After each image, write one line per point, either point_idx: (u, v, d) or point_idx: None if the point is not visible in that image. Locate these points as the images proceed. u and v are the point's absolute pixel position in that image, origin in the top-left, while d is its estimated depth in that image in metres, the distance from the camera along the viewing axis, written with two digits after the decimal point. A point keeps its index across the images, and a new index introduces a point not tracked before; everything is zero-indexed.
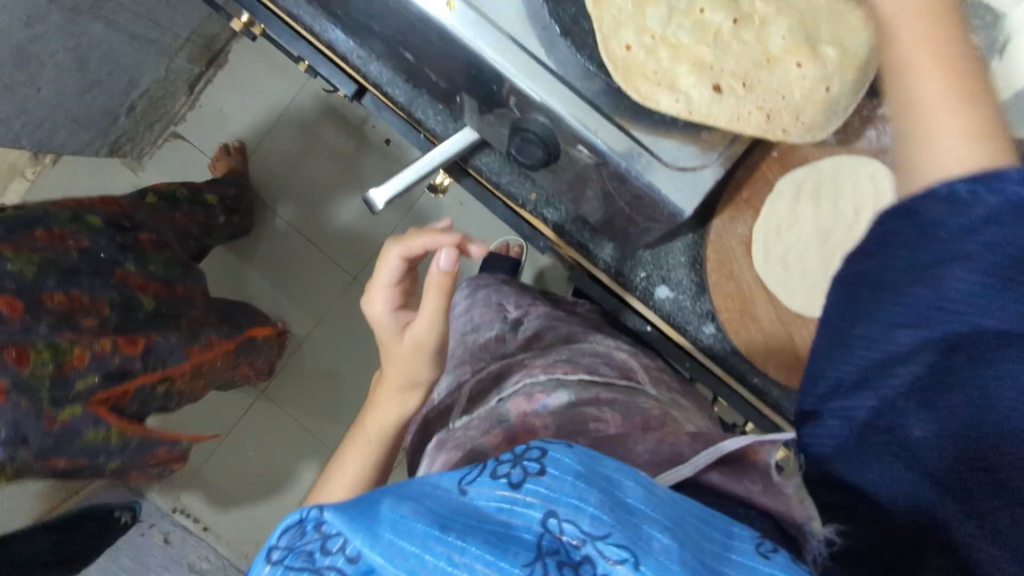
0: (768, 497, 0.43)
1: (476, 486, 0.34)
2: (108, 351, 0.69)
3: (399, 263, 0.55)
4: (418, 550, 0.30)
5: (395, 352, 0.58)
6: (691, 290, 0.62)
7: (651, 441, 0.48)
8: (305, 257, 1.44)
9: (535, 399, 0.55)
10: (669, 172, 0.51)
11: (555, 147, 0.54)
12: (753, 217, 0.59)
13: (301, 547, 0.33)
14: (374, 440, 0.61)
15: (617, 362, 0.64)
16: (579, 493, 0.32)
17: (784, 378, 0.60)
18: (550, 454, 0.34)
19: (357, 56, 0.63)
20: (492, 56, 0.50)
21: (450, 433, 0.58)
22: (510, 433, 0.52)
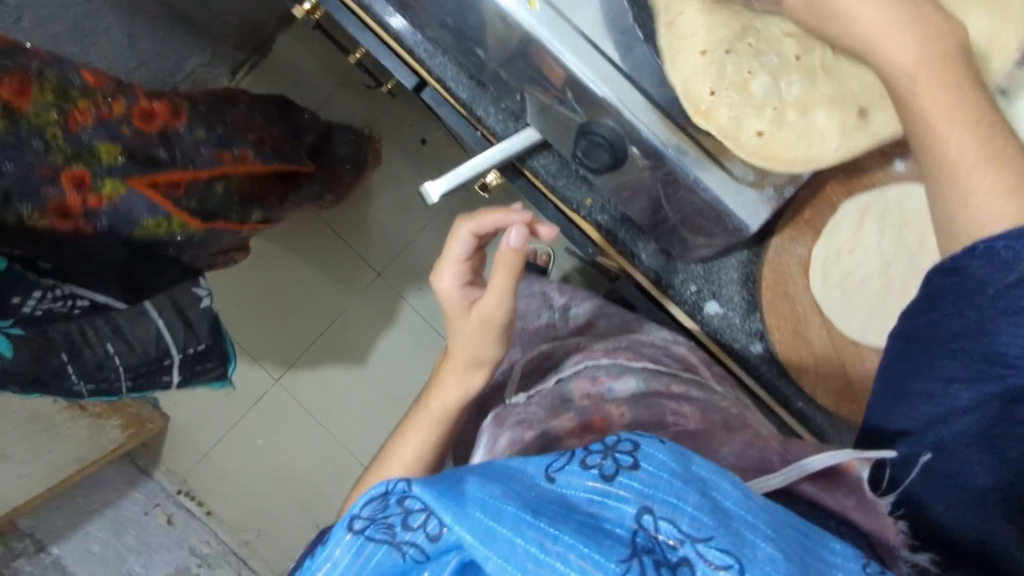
0: (861, 513, 0.39)
1: (565, 474, 0.32)
2: (119, 117, 0.66)
3: (469, 239, 0.54)
4: (510, 533, 0.29)
5: (462, 327, 0.56)
6: (742, 308, 0.61)
7: (737, 444, 0.45)
8: (333, 248, 1.44)
9: (600, 383, 0.56)
10: (739, 186, 0.51)
11: (621, 153, 0.53)
12: (813, 238, 0.58)
13: (382, 519, 0.34)
14: (434, 419, 0.59)
15: (679, 354, 0.62)
16: (676, 491, 0.30)
17: (833, 405, 0.59)
18: (644, 448, 0.32)
19: (423, 50, 0.63)
20: (571, 58, 0.50)
21: (510, 407, 0.55)
22: (584, 420, 0.50)
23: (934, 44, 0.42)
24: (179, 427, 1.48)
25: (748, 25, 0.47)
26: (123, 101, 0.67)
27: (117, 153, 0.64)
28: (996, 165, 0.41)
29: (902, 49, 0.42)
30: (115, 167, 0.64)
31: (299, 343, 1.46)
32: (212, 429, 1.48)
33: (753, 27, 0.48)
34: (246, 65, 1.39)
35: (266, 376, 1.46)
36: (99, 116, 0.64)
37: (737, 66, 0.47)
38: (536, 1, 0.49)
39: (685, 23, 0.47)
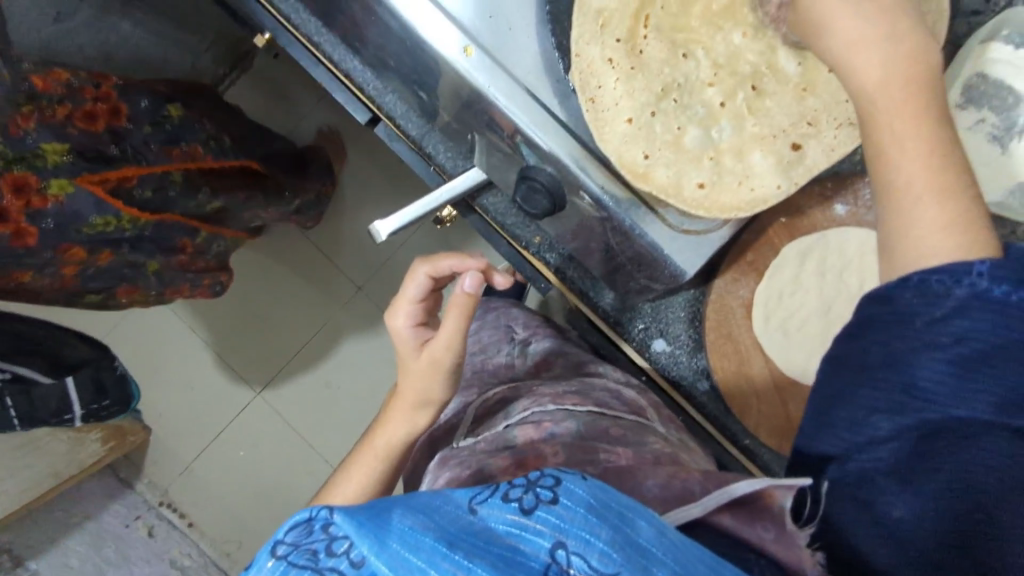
0: (779, 547, 0.39)
1: (487, 508, 0.33)
2: (66, 118, 0.64)
3: (425, 279, 0.57)
4: (424, 565, 0.30)
5: (411, 366, 0.58)
6: (688, 346, 0.62)
7: (661, 476, 0.47)
8: (314, 263, 1.45)
9: (544, 427, 0.56)
10: (674, 233, 0.51)
11: (559, 197, 0.53)
12: (756, 280, 0.58)
13: (305, 545, 0.32)
14: (378, 453, 0.60)
15: (628, 398, 0.63)
16: (589, 526, 0.31)
17: (776, 445, 0.59)
18: (564, 483, 0.33)
19: (373, 87, 0.63)
20: (506, 102, 0.50)
21: (458, 450, 0.58)
22: (520, 458, 0.52)
23: (914, 68, 0.38)
24: (162, 438, 1.51)
25: (672, 80, 0.47)
26: (69, 104, 0.65)
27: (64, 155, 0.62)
28: (945, 197, 0.37)
29: (871, 67, 0.38)
30: (62, 166, 0.62)
31: (280, 360, 1.47)
32: (193, 441, 1.50)
33: (675, 84, 0.47)
34: (225, 81, 1.39)
35: (247, 392, 1.48)
36: (41, 120, 0.62)
37: (665, 122, 0.47)
38: (473, 49, 0.50)
39: (606, 96, 0.46)
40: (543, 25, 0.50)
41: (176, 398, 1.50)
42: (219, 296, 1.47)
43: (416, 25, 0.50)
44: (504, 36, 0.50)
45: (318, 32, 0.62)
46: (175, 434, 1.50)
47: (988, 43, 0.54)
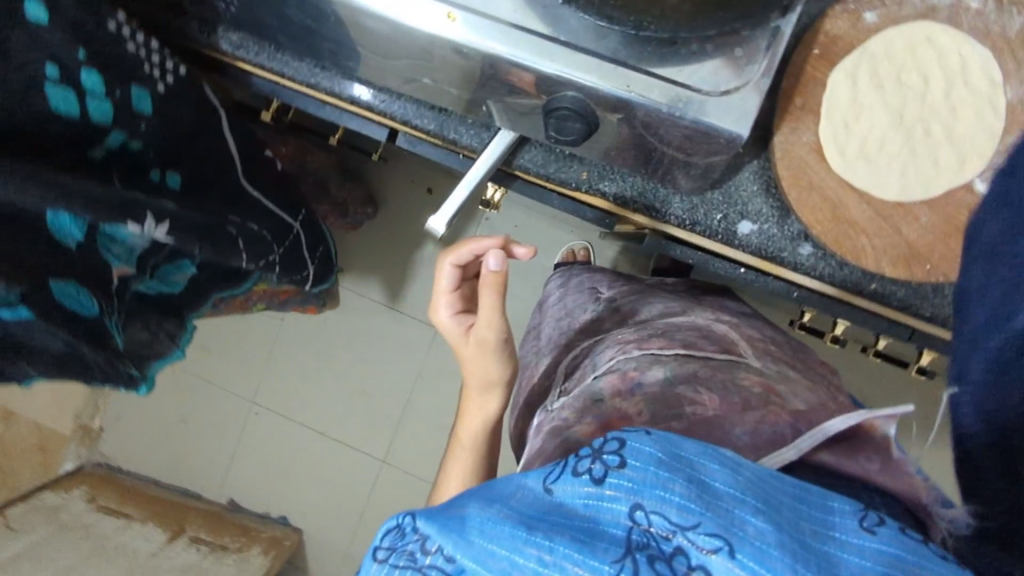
0: (885, 474, 0.43)
1: (562, 484, 0.37)
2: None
3: (452, 269, 0.61)
4: (509, 553, 0.34)
5: (466, 352, 0.63)
6: (774, 217, 0.59)
7: (749, 422, 0.48)
8: (388, 320, 1.49)
9: (630, 377, 0.56)
10: (714, 99, 0.50)
11: (592, 117, 0.53)
12: (815, 120, 0.56)
13: (403, 547, 0.38)
14: (465, 445, 0.67)
15: (718, 334, 0.66)
16: (662, 484, 0.35)
17: (906, 273, 0.56)
18: (630, 444, 0.37)
19: (380, 101, 0.64)
20: (504, 49, 0.50)
21: (550, 415, 0.61)
22: (603, 421, 0.52)
23: None
24: (313, 532, 1.55)
25: None
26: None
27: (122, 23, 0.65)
28: None
29: None
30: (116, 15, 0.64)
31: (387, 423, 1.50)
32: (341, 525, 1.54)
33: None
34: None
35: (370, 463, 1.51)
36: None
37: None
38: (456, 13, 0.50)
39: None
40: None
41: (306, 491, 1.55)
42: (318, 378, 1.53)
43: (387, 12, 0.50)
44: None
45: (314, 72, 0.64)
46: (323, 523, 1.55)
47: None
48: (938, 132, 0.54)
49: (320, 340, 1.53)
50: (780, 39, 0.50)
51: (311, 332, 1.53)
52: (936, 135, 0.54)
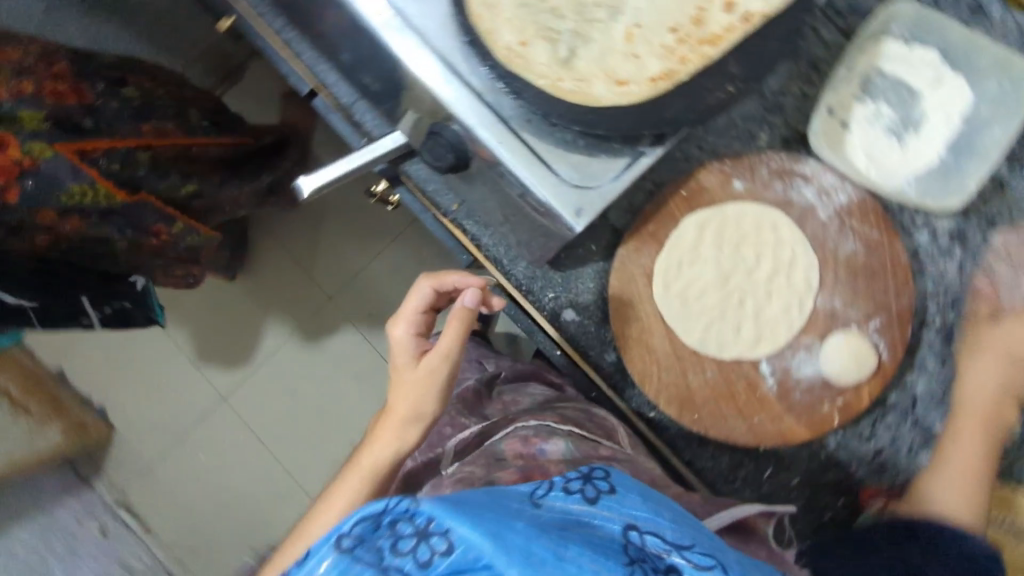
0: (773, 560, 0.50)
1: (551, 500, 0.39)
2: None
3: (428, 291, 0.63)
4: (525, 543, 0.31)
5: (407, 378, 0.61)
6: (596, 317, 0.64)
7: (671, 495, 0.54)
8: (290, 277, 1.45)
9: (532, 443, 0.60)
10: (566, 188, 0.53)
11: (464, 155, 0.56)
12: (657, 250, 0.60)
13: (371, 540, 0.32)
14: (363, 468, 0.61)
15: (604, 422, 0.63)
16: (652, 510, 0.39)
17: (675, 414, 0.61)
18: (613, 475, 0.43)
19: (308, 54, 0.66)
20: (411, 61, 0.51)
21: (444, 478, 0.59)
22: (525, 473, 0.54)
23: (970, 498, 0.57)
24: (130, 444, 1.51)
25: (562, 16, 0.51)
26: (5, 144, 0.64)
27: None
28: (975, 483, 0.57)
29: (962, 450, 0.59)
30: (39, 132, 0.65)
31: (247, 367, 1.46)
32: (160, 444, 1.49)
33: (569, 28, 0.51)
34: None
35: (212, 397, 1.48)
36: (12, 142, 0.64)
37: (551, 67, 0.50)
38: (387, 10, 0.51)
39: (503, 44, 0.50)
40: None
41: (143, 401, 1.51)
42: (202, 302, 1.49)
43: None
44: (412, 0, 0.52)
45: (262, 6, 0.65)
46: (167, 462, 1.49)
47: (886, 38, 0.61)
48: (751, 308, 0.59)
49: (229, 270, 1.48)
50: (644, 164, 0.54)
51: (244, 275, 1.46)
52: (748, 309, 0.59)
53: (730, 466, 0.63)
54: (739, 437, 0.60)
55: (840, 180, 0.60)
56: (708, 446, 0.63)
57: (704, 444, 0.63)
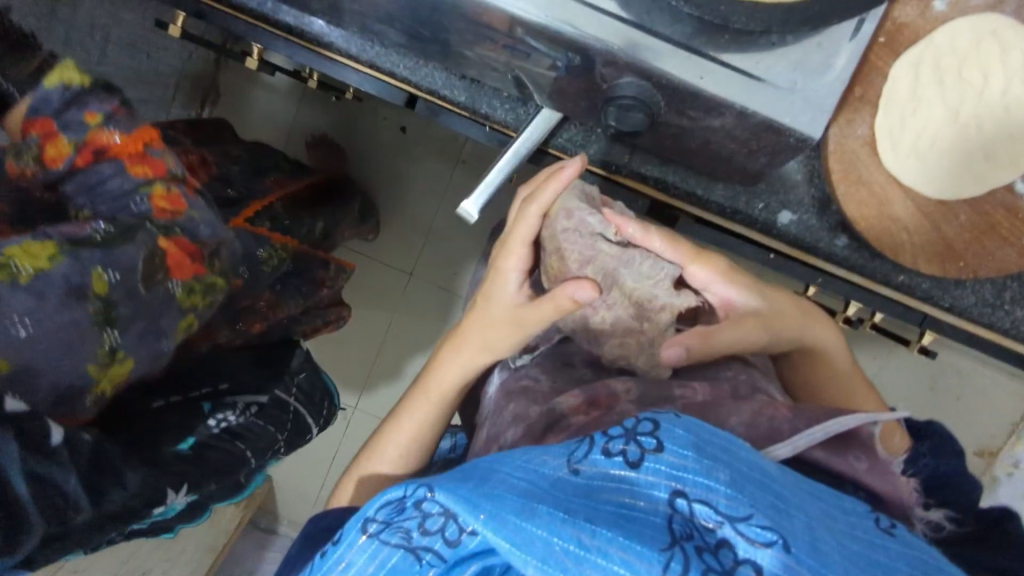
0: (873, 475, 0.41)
1: (589, 465, 0.35)
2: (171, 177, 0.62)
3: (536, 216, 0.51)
4: (545, 534, 0.31)
5: (493, 317, 0.55)
6: (815, 207, 0.59)
7: (745, 412, 0.44)
8: (368, 269, 1.39)
9: (602, 347, 0.56)
10: (787, 97, 0.47)
11: (654, 104, 0.49)
12: (872, 112, 0.54)
13: (398, 522, 0.38)
14: (434, 398, 0.59)
15: None
16: (706, 471, 0.32)
17: (938, 270, 0.57)
18: (664, 426, 0.35)
19: (403, 67, 0.58)
20: (570, 29, 0.45)
21: (514, 376, 0.58)
22: (590, 395, 0.50)
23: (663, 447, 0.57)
24: (283, 486, 1.52)
25: None
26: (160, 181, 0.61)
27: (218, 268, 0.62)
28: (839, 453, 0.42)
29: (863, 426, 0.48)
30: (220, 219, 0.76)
31: (362, 367, 1.43)
32: (313, 473, 1.51)
33: None
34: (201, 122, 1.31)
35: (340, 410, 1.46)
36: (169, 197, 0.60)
37: None
38: None
39: None
40: None
41: None
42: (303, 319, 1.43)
43: None
44: None
45: (329, 29, 0.56)
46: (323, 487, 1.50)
47: None
48: (992, 132, 0.54)
49: None
50: (866, 29, 0.48)
51: None
52: (989, 135, 0.54)
53: (993, 293, 0.61)
54: (1013, 265, 0.56)
55: None
56: (966, 285, 0.60)
57: (962, 284, 0.60)
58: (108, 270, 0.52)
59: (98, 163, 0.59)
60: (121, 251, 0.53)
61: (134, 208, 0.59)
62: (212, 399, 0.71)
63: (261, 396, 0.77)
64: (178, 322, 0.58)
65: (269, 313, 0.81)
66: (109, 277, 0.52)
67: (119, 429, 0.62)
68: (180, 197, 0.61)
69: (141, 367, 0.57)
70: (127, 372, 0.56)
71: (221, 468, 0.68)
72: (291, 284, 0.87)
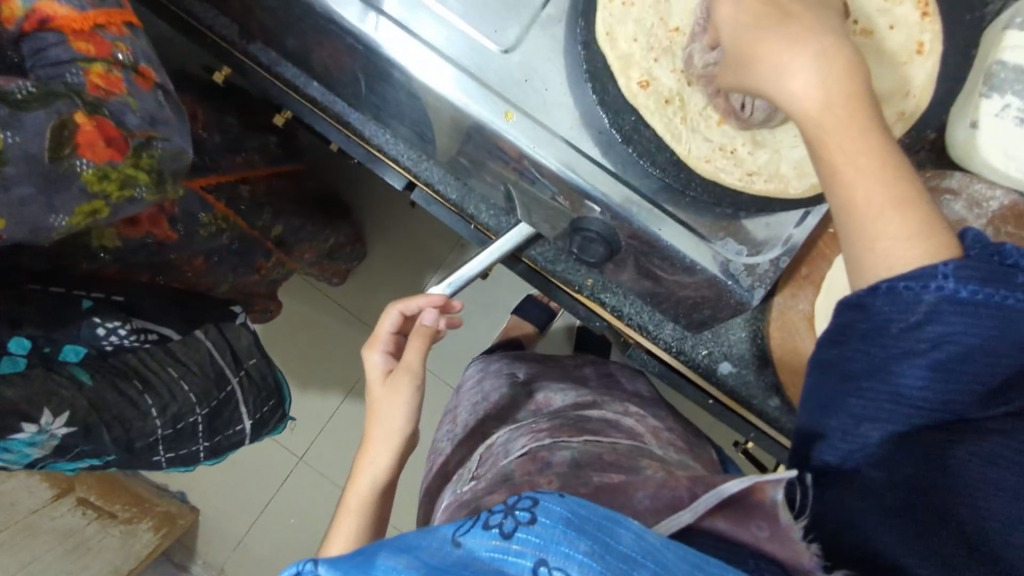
0: (776, 545, 0.40)
1: (470, 538, 0.35)
2: (109, 61, 0.48)
3: (397, 314, 0.60)
4: None
5: (377, 394, 0.60)
6: (753, 365, 0.63)
7: (651, 487, 0.48)
8: (351, 327, 1.44)
9: (540, 459, 0.56)
10: (733, 264, 0.52)
11: (616, 243, 0.54)
12: (814, 293, 0.60)
13: None
14: (352, 508, 0.59)
15: (625, 427, 0.64)
16: (570, 541, 0.33)
17: None
18: (542, 502, 0.35)
19: (408, 158, 0.65)
20: (553, 162, 0.51)
21: (459, 497, 0.56)
22: (514, 494, 0.51)
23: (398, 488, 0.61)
24: (212, 518, 1.50)
25: None
26: (91, 62, 0.47)
27: (155, 168, 0.50)
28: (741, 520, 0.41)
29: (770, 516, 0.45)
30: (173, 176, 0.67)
31: (314, 427, 1.45)
32: (243, 518, 1.48)
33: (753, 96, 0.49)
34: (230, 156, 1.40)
35: (286, 460, 1.46)
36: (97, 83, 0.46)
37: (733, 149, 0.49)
38: (514, 113, 0.50)
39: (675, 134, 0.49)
40: (579, 86, 0.50)
41: (218, 476, 1.49)
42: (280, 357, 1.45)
43: (441, 91, 0.50)
44: (543, 99, 0.51)
45: (351, 112, 0.64)
46: (251, 532, 1.48)
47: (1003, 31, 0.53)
48: None
49: (296, 332, 1.46)
50: (811, 222, 0.52)
51: (315, 332, 1.46)
52: None
53: None
54: None
55: (989, 188, 0.58)
56: None
57: None
58: (5, 129, 0.40)
59: (43, 32, 0.46)
60: (29, 109, 0.42)
61: (63, 76, 0.45)
62: (96, 304, 0.65)
63: (167, 329, 0.73)
64: (79, 203, 0.46)
65: (190, 277, 0.78)
66: (5, 137, 0.41)
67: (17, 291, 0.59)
68: (121, 83, 0.48)
69: (10, 234, 0.45)
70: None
71: (116, 384, 0.66)
72: (230, 259, 0.83)
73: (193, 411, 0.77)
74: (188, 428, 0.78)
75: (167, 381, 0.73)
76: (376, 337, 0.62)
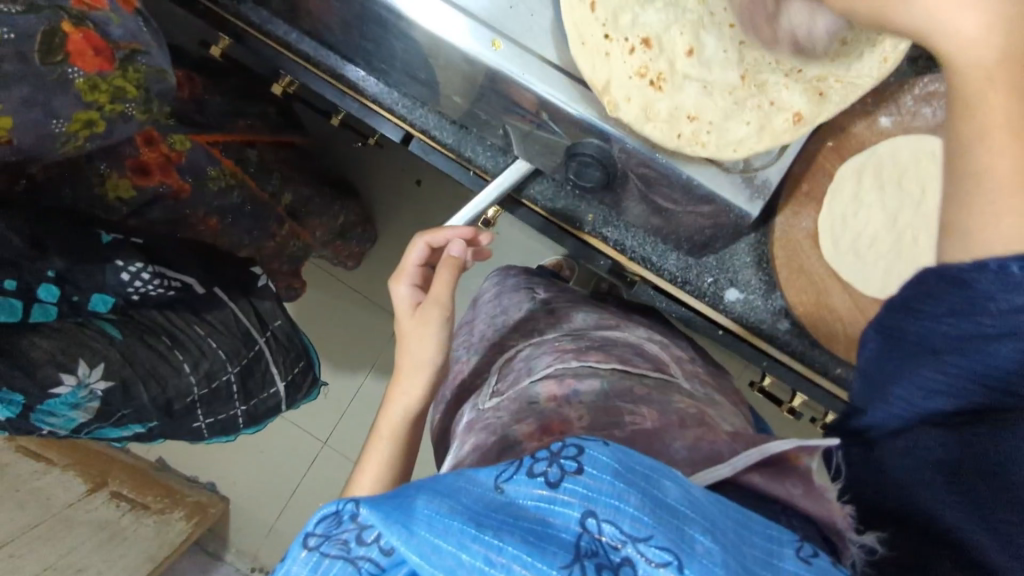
0: (812, 503, 0.39)
1: (514, 484, 0.35)
2: None
3: (423, 247, 0.59)
4: (455, 549, 0.32)
5: (407, 327, 0.59)
6: (761, 289, 0.62)
7: (688, 438, 0.47)
8: (365, 308, 1.46)
9: (567, 384, 0.56)
10: (732, 176, 0.51)
11: (613, 167, 0.54)
12: (817, 209, 0.59)
13: (336, 534, 0.35)
14: (385, 438, 0.59)
15: (651, 353, 0.64)
16: (618, 493, 0.32)
17: None
18: (589, 451, 0.34)
19: (402, 106, 0.65)
20: (541, 86, 0.51)
21: (483, 414, 0.57)
22: (543, 423, 0.51)
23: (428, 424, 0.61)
24: (241, 505, 1.52)
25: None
26: None
27: (144, 84, 0.49)
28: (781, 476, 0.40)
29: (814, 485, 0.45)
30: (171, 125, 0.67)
31: (336, 408, 1.47)
32: (272, 502, 1.50)
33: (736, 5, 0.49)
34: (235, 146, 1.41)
35: (310, 442, 1.48)
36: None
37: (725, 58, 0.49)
38: (501, 41, 0.51)
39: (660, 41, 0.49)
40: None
41: (245, 463, 1.52)
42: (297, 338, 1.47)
43: (427, 27, 0.51)
44: (528, 23, 0.51)
45: (344, 65, 0.65)
46: (280, 517, 1.50)
47: None
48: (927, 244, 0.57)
49: (312, 315, 1.48)
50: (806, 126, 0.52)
51: (331, 315, 1.47)
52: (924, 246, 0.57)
53: None
54: None
55: None
56: None
57: None
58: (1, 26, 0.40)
59: None
60: (17, 12, 0.41)
61: None
62: (115, 242, 0.65)
63: (189, 277, 0.74)
64: (76, 111, 0.45)
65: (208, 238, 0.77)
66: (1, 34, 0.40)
67: (46, 225, 0.58)
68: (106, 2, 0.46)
69: (18, 139, 0.44)
70: (6, 133, 0.43)
71: (146, 341, 0.68)
72: (245, 222, 0.81)
73: (225, 369, 0.78)
74: (224, 389, 0.79)
75: (195, 338, 0.74)
76: (403, 270, 0.60)
